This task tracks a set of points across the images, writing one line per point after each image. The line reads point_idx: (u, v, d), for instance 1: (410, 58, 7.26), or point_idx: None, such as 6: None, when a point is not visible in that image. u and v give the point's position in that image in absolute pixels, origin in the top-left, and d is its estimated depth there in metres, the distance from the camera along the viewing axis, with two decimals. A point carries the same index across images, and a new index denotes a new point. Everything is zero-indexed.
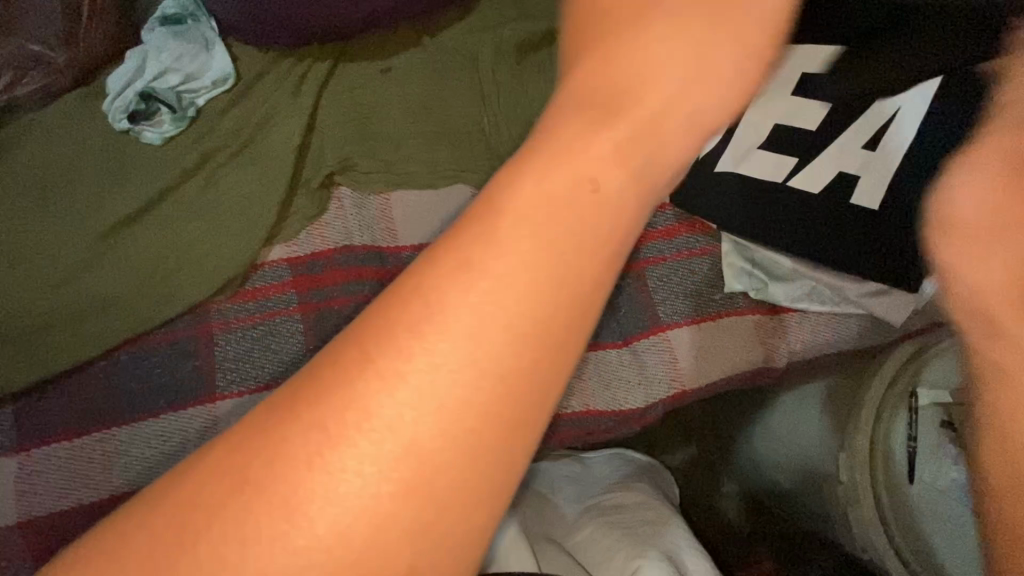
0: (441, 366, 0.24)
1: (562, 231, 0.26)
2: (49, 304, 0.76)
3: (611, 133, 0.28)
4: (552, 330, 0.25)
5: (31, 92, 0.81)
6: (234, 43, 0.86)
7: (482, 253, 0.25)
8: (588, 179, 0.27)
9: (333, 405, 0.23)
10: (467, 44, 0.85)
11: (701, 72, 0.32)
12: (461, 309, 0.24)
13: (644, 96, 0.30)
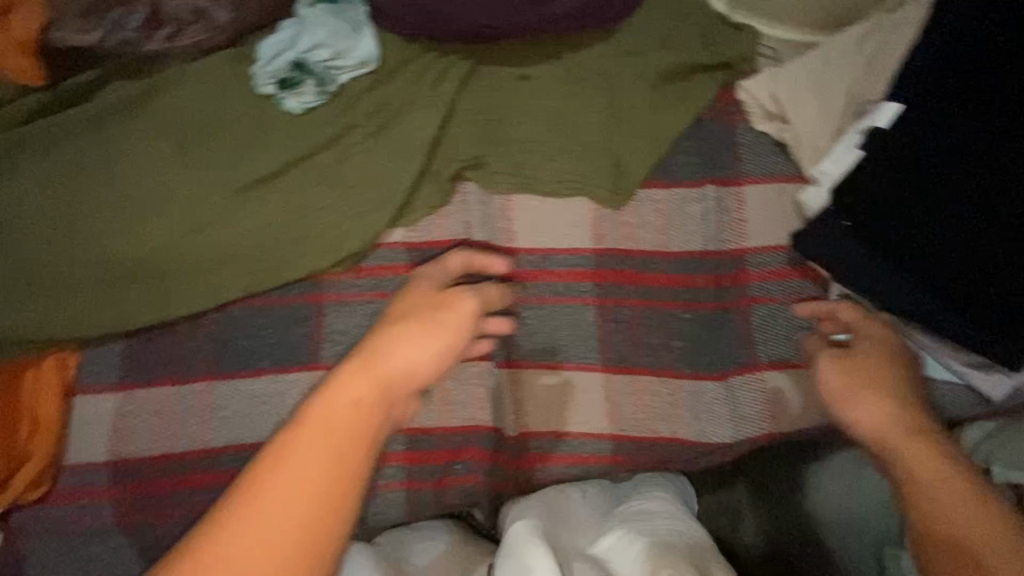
0: (273, 507, 0.54)
1: (355, 419, 0.60)
2: (175, 250, 0.77)
3: (362, 392, 0.61)
4: (334, 498, 0.56)
5: (186, 46, 0.82)
6: (382, 28, 0.87)
7: (304, 432, 0.58)
8: (351, 403, 0.60)
9: (223, 540, 0.53)
10: (609, 66, 0.85)
11: (428, 345, 0.67)
12: (273, 480, 0.55)
13: (409, 381, 0.65)
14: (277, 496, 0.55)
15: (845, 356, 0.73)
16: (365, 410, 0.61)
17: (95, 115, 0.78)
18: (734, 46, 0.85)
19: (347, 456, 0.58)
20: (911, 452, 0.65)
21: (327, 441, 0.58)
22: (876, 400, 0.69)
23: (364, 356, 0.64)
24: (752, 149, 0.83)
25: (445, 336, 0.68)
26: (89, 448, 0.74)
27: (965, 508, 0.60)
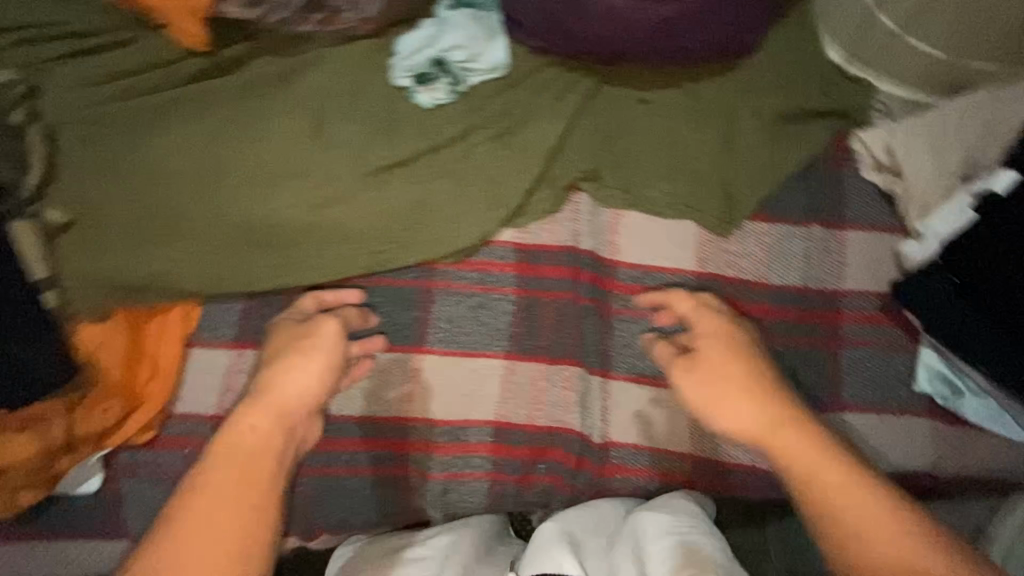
0: (200, 505, 0.62)
1: (264, 443, 0.67)
2: (304, 222, 0.80)
3: (253, 409, 0.69)
4: (244, 502, 0.63)
5: (333, 31, 0.86)
6: (513, 38, 0.89)
7: (224, 447, 0.66)
8: (250, 424, 0.68)
9: (164, 536, 0.60)
10: (727, 102, 0.89)
11: (311, 361, 0.73)
12: (204, 491, 0.63)
13: (276, 393, 0.70)
14: (200, 494, 0.63)
15: (689, 361, 0.79)
16: (270, 431, 0.68)
17: (244, 84, 0.80)
18: (849, 97, 0.89)
19: (255, 472, 0.65)
20: (820, 468, 0.69)
21: (239, 461, 0.65)
22: (742, 398, 0.75)
23: (260, 387, 0.71)
24: (858, 197, 0.87)
25: (311, 362, 0.73)
26: (196, 400, 0.76)
27: (844, 476, 0.67)
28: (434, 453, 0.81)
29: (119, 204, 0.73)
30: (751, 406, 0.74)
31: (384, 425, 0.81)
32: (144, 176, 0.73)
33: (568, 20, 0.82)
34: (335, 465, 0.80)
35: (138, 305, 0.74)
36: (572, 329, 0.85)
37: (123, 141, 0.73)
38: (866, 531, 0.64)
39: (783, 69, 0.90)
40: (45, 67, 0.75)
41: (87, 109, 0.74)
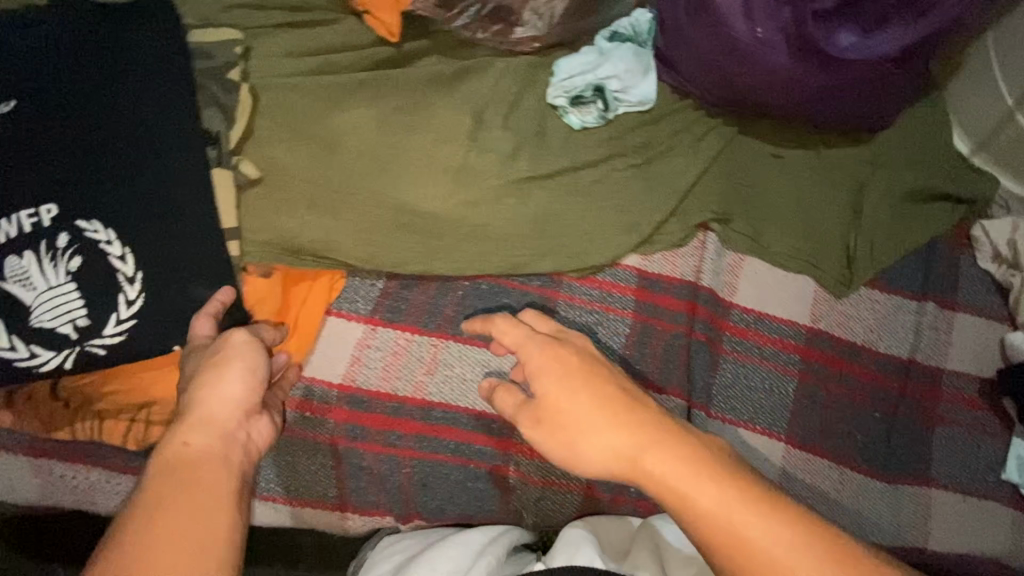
0: (152, 533, 0.48)
1: (199, 455, 0.55)
2: (448, 213, 0.82)
3: (188, 432, 0.56)
4: (207, 520, 0.50)
5: (501, 43, 0.90)
6: (663, 75, 0.93)
7: (156, 473, 0.53)
8: (183, 442, 0.55)
9: None
10: (856, 170, 0.92)
11: (226, 367, 0.62)
12: (147, 525, 0.48)
13: (197, 411, 0.58)
14: (150, 519, 0.49)
15: (534, 413, 0.59)
16: (205, 443, 0.56)
17: (414, 76, 0.84)
18: (975, 186, 0.92)
19: (196, 480, 0.52)
20: (687, 486, 0.49)
21: (175, 478, 0.52)
22: (600, 435, 0.55)
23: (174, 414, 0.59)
24: (970, 282, 0.91)
25: (246, 362, 0.62)
26: (326, 366, 0.80)
27: (688, 468, 0.50)
28: (536, 458, 0.82)
29: (298, 168, 0.77)
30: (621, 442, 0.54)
31: (492, 421, 0.82)
32: (324, 145, 0.78)
33: (726, 69, 0.84)
34: (440, 452, 0.80)
35: (297, 266, 0.80)
36: (683, 360, 0.87)
37: (309, 108, 0.78)
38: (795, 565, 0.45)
39: (913, 148, 0.93)
40: (255, 32, 0.82)
41: (286, 75, 0.80)
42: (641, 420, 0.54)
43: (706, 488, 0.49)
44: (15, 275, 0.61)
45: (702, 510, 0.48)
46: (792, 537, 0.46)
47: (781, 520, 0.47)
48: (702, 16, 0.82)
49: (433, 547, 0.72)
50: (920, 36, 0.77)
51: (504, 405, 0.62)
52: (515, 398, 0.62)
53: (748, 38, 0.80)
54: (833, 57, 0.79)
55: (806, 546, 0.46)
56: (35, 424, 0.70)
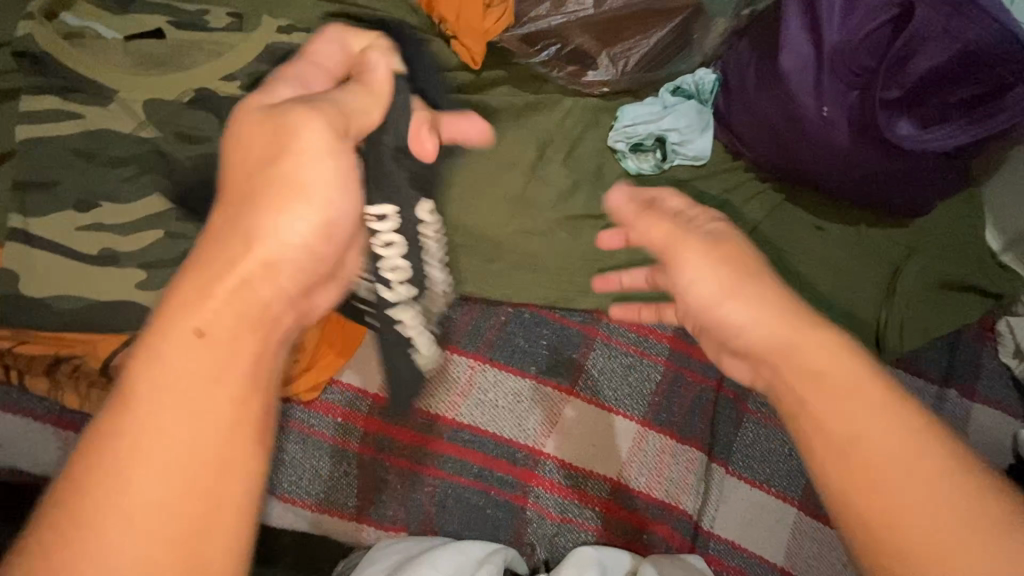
0: (140, 458, 0.33)
1: (226, 357, 0.36)
2: (505, 240, 0.84)
3: (238, 271, 0.38)
4: (229, 422, 0.36)
5: (572, 83, 0.92)
6: (717, 135, 0.94)
7: (170, 340, 0.35)
8: (232, 289, 0.37)
9: (100, 461, 0.33)
10: (896, 251, 0.94)
11: (309, 195, 0.41)
12: (158, 400, 0.34)
13: (251, 245, 0.38)
14: (137, 422, 0.34)
15: (701, 250, 0.51)
16: (237, 331, 0.37)
17: (489, 104, 0.87)
18: (1005, 281, 0.95)
19: (206, 405, 0.35)
20: (818, 364, 0.42)
21: (196, 379, 0.35)
22: (739, 293, 0.48)
23: (231, 240, 0.38)
24: (989, 375, 0.95)
25: (326, 209, 0.41)
26: (366, 374, 0.83)
27: (834, 356, 0.42)
28: (556, 493, 0.82)
29: None
30: (765, 312, 0.46)
31: (517, 451, 0.83)
32: None
33: (787, 140, 0.85)
34: (464, 475, 0.81)
35: None
36: (706, 417, 0.88)
37: None
38: (930, 529, 0.35)
39: (949, 238, 0.95)
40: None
41: None
42: (788, 297, 0.47)
43: (847, 402, 0.40)
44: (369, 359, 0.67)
45: (829, 410, 0.40)
46: (933, 477, 0.36)
47: (940, 459, 0.37)
48: (770, 89, 0.84)
49: (435, 550, 0.72)
50: (982, 136, 0.78)
51: (649, 232, 0.55)
52: (670, 224, 0.54)
53: (814, 116, 0.81)
54: (891, 143, 0.80)
55: (936, 495, 0.36)
56: (71, 397, 0.73)
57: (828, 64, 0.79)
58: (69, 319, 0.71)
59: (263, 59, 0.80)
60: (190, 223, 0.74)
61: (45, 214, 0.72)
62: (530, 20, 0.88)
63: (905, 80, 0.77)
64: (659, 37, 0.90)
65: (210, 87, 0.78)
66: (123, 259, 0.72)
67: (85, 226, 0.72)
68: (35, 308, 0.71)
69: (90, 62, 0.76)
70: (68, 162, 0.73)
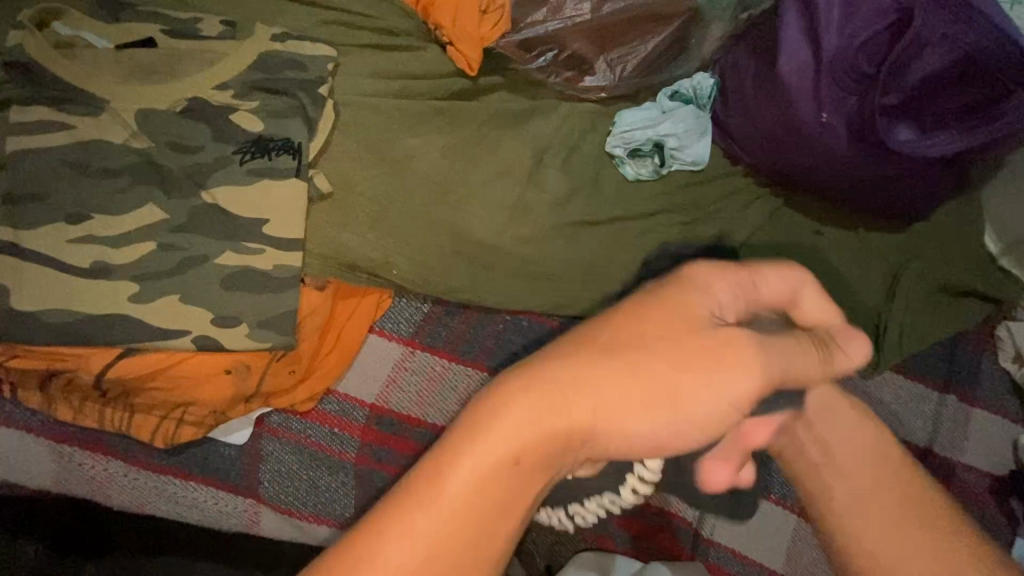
0: (421, 539, 0.32)
1: (522, 481, 0.33)
2: (502, 246, 0.82)
3: (581, 411, 0.34)
4: (486, 544, 0.33)
5: (570, 88, 0.92)
6: (715, 140, 0.93)
7: (500, 429, 0.32)
8: (567, 431, 0.33)
9: (391, 514, 0.32)
10: (895, 257, 0.93)
11: (684, 380, 0.36)
12: (460, 488, 0.32)
13: (605, 382, 0.34)
14: (435, 500, 0.32)
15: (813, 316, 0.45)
16: (538, 466, 0.33)
17: (485, 111, 0.87)
18: (1005, 286, 0.95)
19: (483, 518, 0.33)
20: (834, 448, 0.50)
21: (493, 488, 0.33)
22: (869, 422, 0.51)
23: (569, 369, 0.34)
24: (989, 380, 0.94)
25: (653, 412, 0.35)
26: (361, 385, 0.82)
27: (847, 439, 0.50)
28: None
29: (365, 187, 0.81)
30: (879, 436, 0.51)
31: None
32: (392, 167, 0.82)
33: (786, 145, 0.85)
34: None
35: (348, 280, 0.81)
36: None
37: (390, 132, 0.83)
38: None
39: (950, 242, 0.95)
40: (345, 49, 0.85)
41: (367, 94, 0.84)
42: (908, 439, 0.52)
43: (847, 453, 0.49)
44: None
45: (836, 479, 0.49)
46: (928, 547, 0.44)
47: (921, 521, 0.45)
48: (768, 95, 0.84)
49: None
50: (981, 141, 0.78)
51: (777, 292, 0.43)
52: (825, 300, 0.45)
53: (813, 122, 0.81)
54: (890, 150, 0.79)
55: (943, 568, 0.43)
56: (65, 408, 0.76)
57: (826, 70, 0.78)
58: (61, 333, 0.70)
59: (257, 68, 0.79)
60: (185, 233, 0.73)
61: (35, 226, 0.72)
62: (525, 25, 0.87)
63: (906, 84, 0.76)
64: (656, 42, 0.89)
65: (202, 97, 0.77)
66: (115, 272, 0.72)
67: (76, 238, 0.72)
68: (25, 323, 0.70)
69: (81, 71, 0.75)
70: (59, 173, 0.73)
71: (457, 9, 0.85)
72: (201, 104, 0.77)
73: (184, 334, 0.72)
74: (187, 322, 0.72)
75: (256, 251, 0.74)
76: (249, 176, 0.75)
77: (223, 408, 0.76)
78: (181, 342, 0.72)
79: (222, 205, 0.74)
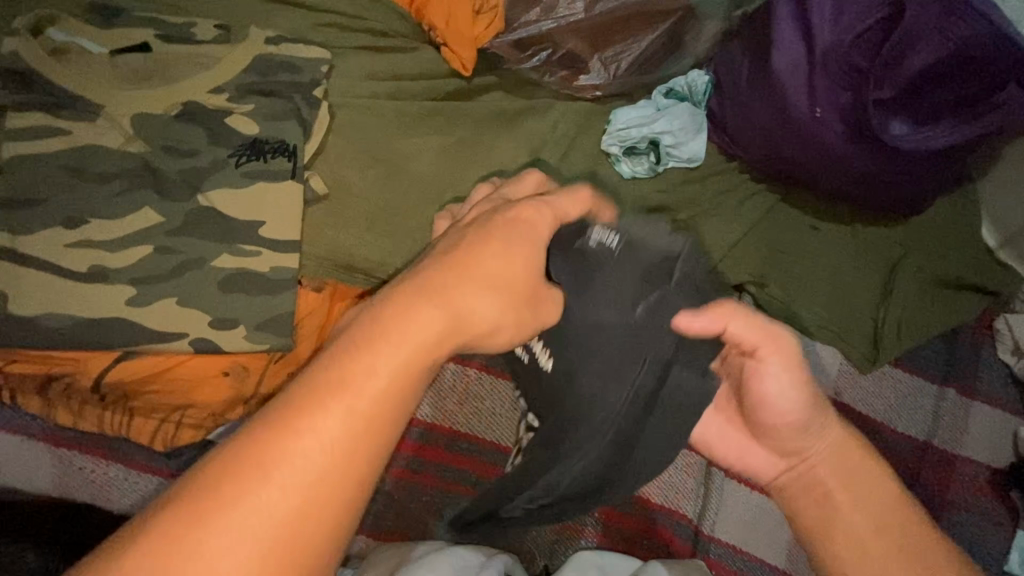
0: (326, 436, 0.35)
1: (391, 391, 0.37)
2: None
3: (438, 312, 0.39)
4: (368, 457, 0.36)
5: (564, 87, 0.92)
6: (710, 137, 0.93)
7: (392, 334, 0.37)
8: (423, 333, 0.38)
9: (265, 443, 0.34)
10: (891, 250, 0.93)
11: (520, 276, 0.43)
12: (335, 410, 0.35)
13: (455, 285, 0.40)
14: (333, 400, 0.35)
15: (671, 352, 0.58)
16: (409, 375, 0.37)
17: (480, 110, 0.87)
18: (1004, 279, 0.94)
19: (377, 417, 0.36)
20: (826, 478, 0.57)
21: (392, 392, 0.37)
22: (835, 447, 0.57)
23: (427, 284, 0.40)
24: (988, 372, 0.94)
25: (502, 306, 0.42)
26: None
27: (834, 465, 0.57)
28: None
29: (361, 188, 0.81)
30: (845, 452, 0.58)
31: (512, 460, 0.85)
32: (388, 169, 0.82)
33: (781, 141, 0.85)
34: (463, 485, 0.84)
35: (346, 281, 0.81)
36: None
37: (385, 134, 0.83)
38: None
39: (949, 237, 0.94)
40: (339, 51, 0.86)
41: (362, 96, 0.85)
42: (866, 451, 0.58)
43: (835, 473, 0.57)
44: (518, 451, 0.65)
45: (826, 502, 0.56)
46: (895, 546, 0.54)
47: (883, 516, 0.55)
48: (763, 91, 0.84)
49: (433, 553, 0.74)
50: (974, 135, 0.78)
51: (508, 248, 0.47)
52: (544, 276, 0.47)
53: (808, 117, 0.81)
54: (885, 144, 0.80)
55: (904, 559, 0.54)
56: (64, 414, 0.76)
57: (820, 65, 0.79)
58: (59, 338, 0.71)
59: (251, 72, 0.79)
60: (182, 236, 0.74)
61: (32, 232, 0.72)
62: (520, 26, 0.87)
63: (900, 79, 0.76)
64: (650, 40, 0.89)
65: (197, 101, 0.77)
66: (113, 276, 0.72)
67: (74, 243, 0.72)
68: (23, 328, 0.70)
69: (76, 77, 0.75)
70: (55, 179, 0.73)
71: (451, 9, 0.84)
72: (196, 107, 0.77)
73: (182, 337, 0.72)
74: (186, 325, 0.72)
75: (254, 253, 0.74)
76: (245, 179, 0.76)
77: (222, 410, 0.76)
78: (180, 345, 0.72)
79: (218, 208, 0.75)
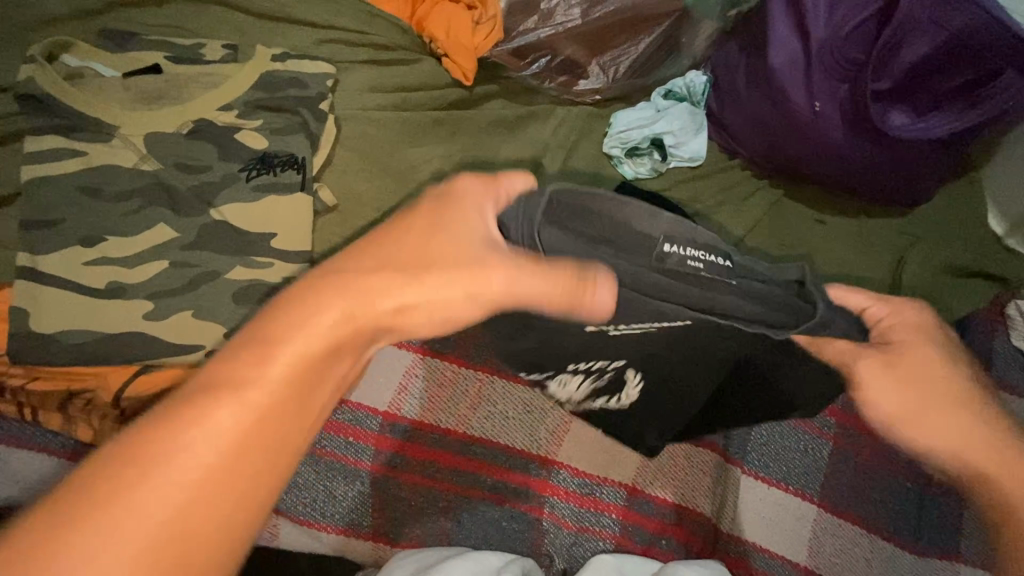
0: (221, 425, 0.34)
1: (307, 373, 0.36)
2: None
3: (347, 300, 0.38)
4: (270, 445, 0.35)
5: (564, 93, 0.94)
6: (710, 135, 0.94)
7: (304, 320, 0.37)
8: (341, 313, 0.38)
9: (151, 431, 0.33)
10: (897, 240, 0.93)
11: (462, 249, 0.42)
12: (234, 399, 0.34)
13: (365, 267, 0.40)
14: (223, 407, 0.34)
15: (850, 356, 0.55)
16: (321, 362, 0.37)
17: (481, 117, 0.88)
18: (1012, 266, 0.94)
19: (282, 415, 0.35)
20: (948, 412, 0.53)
21: (299, 375, 0.36)
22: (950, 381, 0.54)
23: (341, 268, 0.39)
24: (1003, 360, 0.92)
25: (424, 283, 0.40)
26: (377, 394, 0.87)
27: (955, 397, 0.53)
28: (571, 502, 0.84)
29: (368, 199, 0.82)
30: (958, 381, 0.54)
31: (528, 462, 0.85)
32: (395, 178, 0.83)
33: (781, 136, 0.86)
34: (477, 490, 0.84)
35: None
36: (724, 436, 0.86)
37: (391, 145, 0.85)
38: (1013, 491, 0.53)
39: (952, 227, 0.95)
40: (343, 66, 0.87)
41: (367, 109, 0.86)
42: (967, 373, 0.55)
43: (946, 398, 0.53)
44: (612, 399, 0.71)
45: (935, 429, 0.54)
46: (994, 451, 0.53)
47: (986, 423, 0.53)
48: (763, 88, 0.84)
49: (454, 556, 0.75)
50: (976, 122, 0.78)
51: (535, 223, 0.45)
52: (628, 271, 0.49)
53: (806, 111, 0.82)
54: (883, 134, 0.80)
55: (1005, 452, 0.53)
56: (85, 429, 0.75)
57: (816, 60, 0.79)
58: (81, 353, 0.72)
59: (259, 88, 0.81)
60: (195, 250, 0.75)
61: (51, 252, 0.73)
62: (518, 34, 0.90)
63: (896, 70, 0.77)
64: (647, 42, 0.90)
65: (208, 118, 0.79)
66: (129, 291, 0.74)
67: (90, 261, 0.74)
68: (44, 343, 0.72)
69: (93, 99, 0.77)
70: (71, 199, 0.75)
71: (450, 21, 0.87)
72: (206, 125, 0.79)
73: (198, 348, 0.73)
74: (203, 336, 0.73)
75: (266, 264, 0.76)
76: (256, 192, 0.77)
77: None
78: (197, 356, 0.73)
79: (231, 221, 0.76)
